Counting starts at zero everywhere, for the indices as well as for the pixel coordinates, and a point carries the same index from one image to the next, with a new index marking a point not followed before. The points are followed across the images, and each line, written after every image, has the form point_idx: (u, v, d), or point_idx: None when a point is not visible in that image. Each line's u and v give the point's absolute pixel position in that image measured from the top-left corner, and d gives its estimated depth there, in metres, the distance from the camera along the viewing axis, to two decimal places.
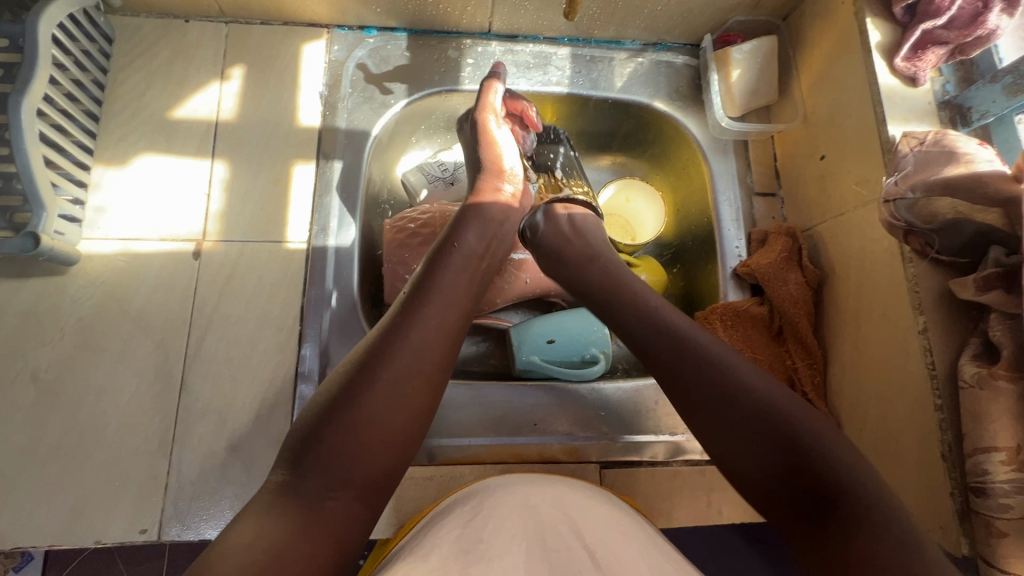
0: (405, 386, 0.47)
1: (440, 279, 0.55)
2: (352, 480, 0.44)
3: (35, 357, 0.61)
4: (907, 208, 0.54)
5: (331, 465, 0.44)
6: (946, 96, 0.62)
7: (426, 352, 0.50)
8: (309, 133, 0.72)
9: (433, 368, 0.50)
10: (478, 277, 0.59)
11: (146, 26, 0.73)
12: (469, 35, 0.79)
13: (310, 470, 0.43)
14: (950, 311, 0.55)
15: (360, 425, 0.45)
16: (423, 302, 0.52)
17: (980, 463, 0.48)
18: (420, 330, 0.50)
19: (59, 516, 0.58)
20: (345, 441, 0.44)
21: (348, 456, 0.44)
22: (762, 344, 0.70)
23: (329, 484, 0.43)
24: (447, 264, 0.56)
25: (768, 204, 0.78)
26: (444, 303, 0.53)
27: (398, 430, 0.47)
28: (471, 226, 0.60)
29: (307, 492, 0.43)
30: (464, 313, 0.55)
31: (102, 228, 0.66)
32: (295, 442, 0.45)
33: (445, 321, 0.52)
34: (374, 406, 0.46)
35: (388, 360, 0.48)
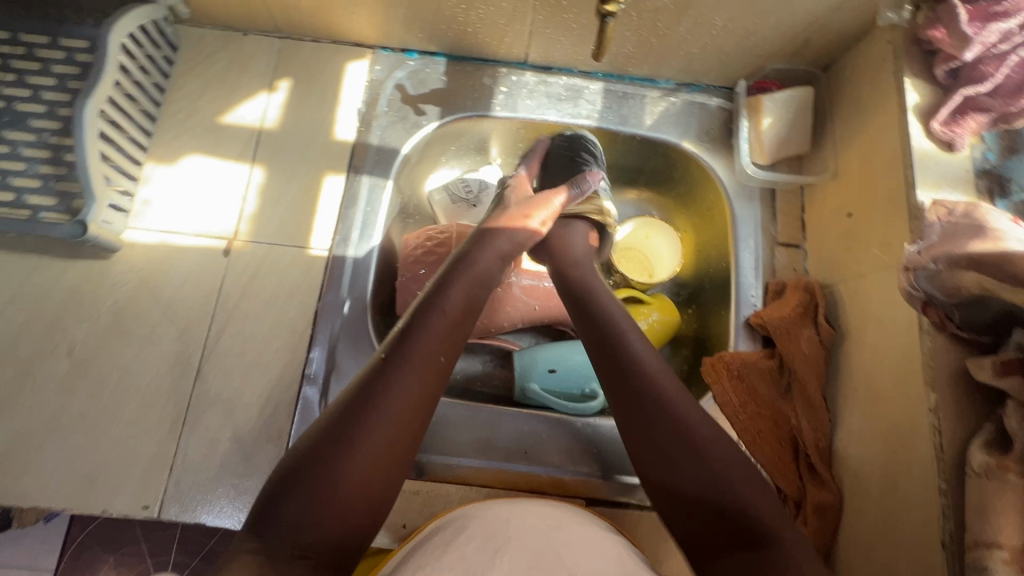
0: (378, 454, 0.47)
1: (425, 337, 0.53)
2: (319, 549, 0.43)
3: (72, 332, 0.67)
4: (928, 278, 0.52)
5: (297, 534, 0.43)
6: (985, 164, 0.59)
7: (403, 413, 0.49)
8: (343, 146, 0.76)
9: (408, 430, 0.49)
10: (465, 333, 0.56)
11: (208, 37, 0.79)
12: (505, 64, 0.81)
13: (282, 542, 0.43)
14: (966, 393, 0.52)
15: (331, 494, 0.44)
16: (402, 356, 0.51)
17: (980, 559, 0.45)
18: (400, 391, 0.49)
19: (74, 483, 0.62)
20: (315, 509, 0.44)
21: (314, 524, 0.44)
22: (767, 400, 0.68)
23: (298, 549, 0.43)
24: (431, 319, 0.54)
25: (790, 255, 0.76)
26: (425, 366, 0.51)
27: (369, 495, 0.46)
28: (459, 280, 0.59)
29: (280, 561, 0.42)
30: (445, 373, 0.53)
31: (145, 220, 0.71)
32: (265, 501, 0.45)
33: (424, 384, 0.51)
34: (347, 475, 0.45)
35: (362, 423, 0.47)
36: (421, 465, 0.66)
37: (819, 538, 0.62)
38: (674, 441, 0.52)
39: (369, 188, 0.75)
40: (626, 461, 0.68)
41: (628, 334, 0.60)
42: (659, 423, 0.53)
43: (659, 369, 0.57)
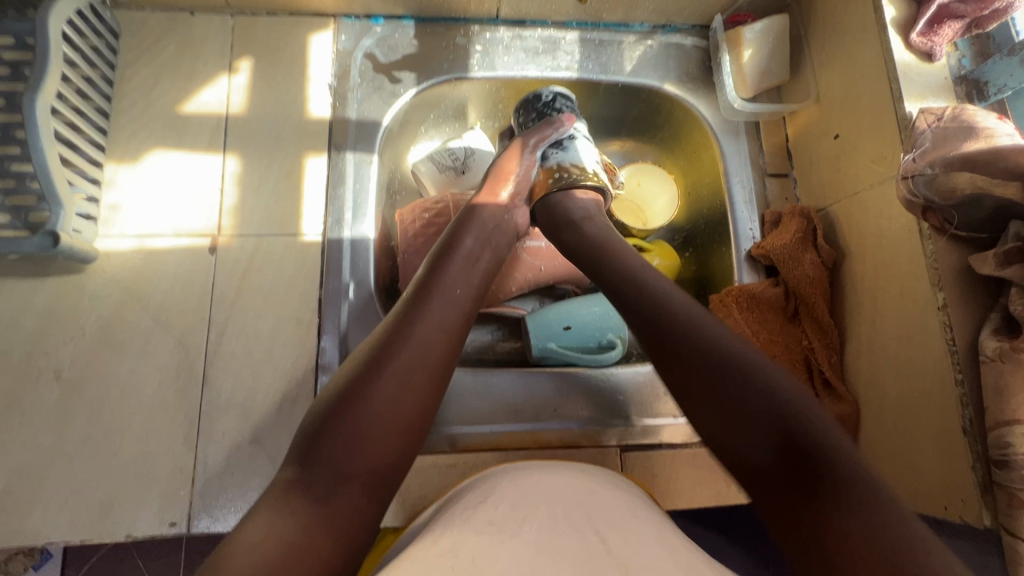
0: (411, 381, 0.49)
1: (445, 276, 0.56)
2: (358, 474, 0.45)
3: (58, 355, 0.62)
4: (926, 183, 0.54)
5: (336, 460, 0.45)
6: (962, 70, 0.61)
7: (430, 345, 0.51)
8: (320, 124, 0.72)
9: (436, 360, 0.51)
10: (481, 273, 0.59)
11: (152, 20, 0.72)
12: (477, 22, 0.78)
13: (321, 467, 0.45)
14: (969, 288, 0.55)
15: (365, 420, 0.47)
16: (424, 298, 0.54)
17: (1003, 437, 0.49)
18: (427, 326, 0.52)
19: (90, 511, 0.59)
20: (351, 434, 0.46)
21: (353, 450, 0.46)
22: (778, 326, 0.70)
23: (335, 479, 0.45)
24: (449, 265, 0.57)
25: (781, 185, 0.78)
26: (448, 303, 0.54)
27: (404, 422, 0.48)
28: (471, 227, 0.61)
29: (319, 485, 0.44)
30: (467, 311, 0.56)
31: (117, 226, 0.66)
32: (305, 438, 0.47)
33: (448, 319, 0.53)
34: (382, 401, 0.47)
35: (393, 356, 0.49)
36: (453, 437, 0.66)
37: None
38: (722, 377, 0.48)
39: (355, 165, 0.72)
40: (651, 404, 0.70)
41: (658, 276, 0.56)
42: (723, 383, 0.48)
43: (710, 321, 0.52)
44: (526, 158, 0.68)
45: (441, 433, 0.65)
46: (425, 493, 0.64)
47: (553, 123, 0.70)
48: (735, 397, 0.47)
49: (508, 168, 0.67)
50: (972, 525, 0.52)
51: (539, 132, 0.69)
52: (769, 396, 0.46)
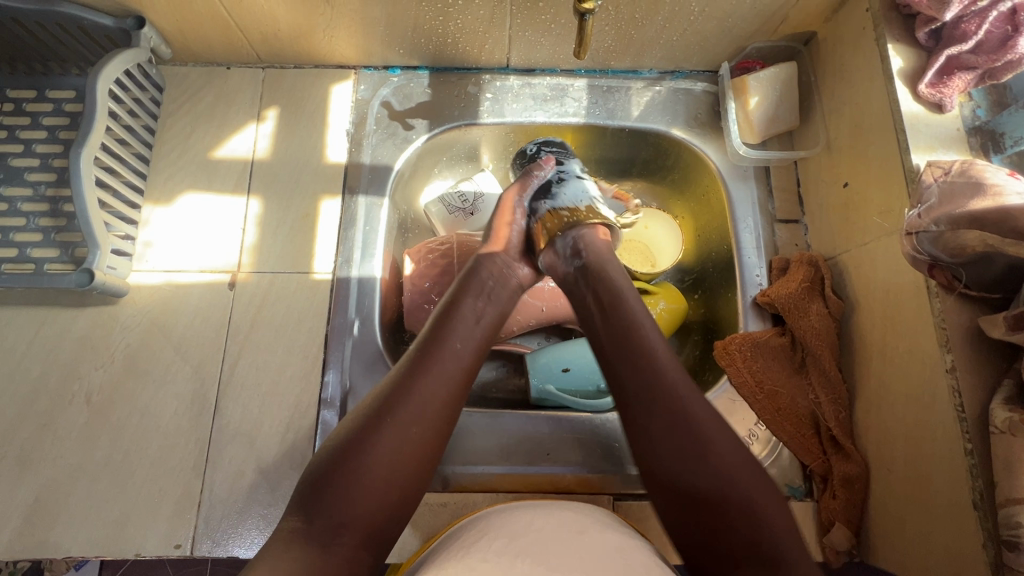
0: (413, 435, 0.50)
1: (452, 329, 0.56)
2: (355, 525, 0.46)
3: (89, 380, 0.67)
4: (931, 241, 0.52)
5: (335, 510, 0.46)
6: (976, 121, 0.59)
7: (433, 400, 0.52)
8: (336, 169, 0.77)
9: (437, 415, 0.52)
10: (488, 327, 0.59)
11: (192, 74, 0.80)
12: (488, 71, 0.82)
13: (321, 517, 0.45)
14: (981, 350, 0.52)
15: (365, 472, 0.47)
16: (429, 350, 0.54)
17: (1013, 516, 0.45)
18: (429, 381, 0.52)
19: (105, 529, 0.63)
20: (351, 487, 0.47)
21: (353, 501, 0.46)
22: (783, 377, 0.68)
23: (334, 531, 0.45)
24: (455, 317, 0.58)
25: (791, 231, 0.76)
26: (452, 356, 0.55)
27: (402, 476, 0.49)
28: (476, 280, 0.61)
29: (318, 535, 0.45)
30: (473, 363, 0.56)
31: (149, 262, 0.72)
32: (307, 487, 0.48)
33: (451, 373, 0.54)
34: (383, 456, 0.48)
35: (396, 410, 0.50)
36: (445, 476, 0.66)
37: (849, 510, 0.62)
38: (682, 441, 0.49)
39: (366, 207, 0.75)
40: None
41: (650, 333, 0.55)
42: (684, 459, 0.48)
43: (688, 391, 0.51)
44: (516, 212, 0.69)
45: (434, 472, 0.66)
46: (415, 532, 0.65)
47: (529, 172, 0.72)
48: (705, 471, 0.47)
49: (502, 226, 0.68)
50: None
51: (523, 183, 0.71)
52: (717, 473, 0.47)
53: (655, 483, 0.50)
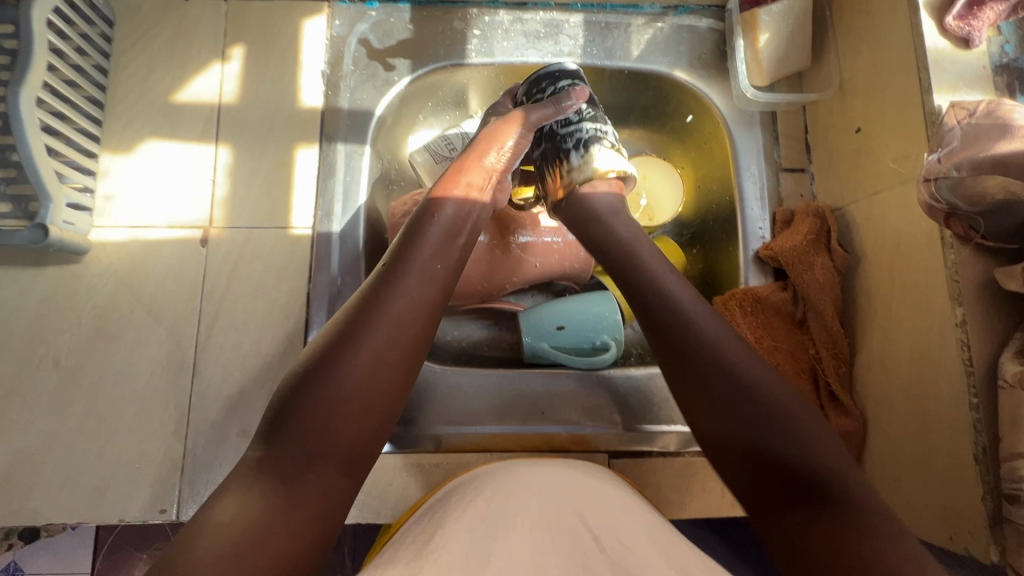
0: (389, 357, 0.46)
1: (426, 246, 0.51)
2: (329, 452, 0.43)
3: (56, 344, 0.63)
4: (950, 187, 0.49)
5: (306, 435, 0.42)
6: (1003, 58, 0.54)
7: (406, 319, 0.47)
8: (311, 114, 0.71)
9: (411, 337, 0.47)
10: (462, 249, 0.54)
11: (146, 6, 0.72)
12: (476, 5, 0.75)
13: (288, 447, 0.42)
14: (993, 303, 0.50)
15: (335, 397, 0.43)
16: (401, 269, 0.49)
17: (1017, 470, 0.44)
18: (400, 300, 0.47)
19: (85, 495, 0.61)
20: (322, 411, 0.43)
21: (325, 425, 0.43)
22: (784, 332, 0.66)
23: (307, 457, 0.42)
24: (427, 235, 0.52)
25: (797, 180, 0.73)
26: (427, 277, 0.49)
27: (372, 401, 0.44)
28: (450, 196, 0.55)
29: (284, 466, 0.41)
30: (447, 284, 0.51)
31: (112, 217, 0.67)
32: (271, 414, 0.44)
33: (425, 292, 0.49)
34: (351, 379, 0.44)
35: (363, 332, 0.45)
36: (438, 437, 0.65)
37: None
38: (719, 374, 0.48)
39: (346, 156, 0.70)
40: (643, 411, 0.68)
41: (669, 278, 0.54)
42: (741, 436, 0.46)
43: (703, 314, 0.51)
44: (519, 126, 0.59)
45: (427, 433, 0.65)
46: (407, 493, 0.64)
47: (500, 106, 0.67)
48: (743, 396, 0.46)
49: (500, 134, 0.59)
50: (978, 559, 0.49)
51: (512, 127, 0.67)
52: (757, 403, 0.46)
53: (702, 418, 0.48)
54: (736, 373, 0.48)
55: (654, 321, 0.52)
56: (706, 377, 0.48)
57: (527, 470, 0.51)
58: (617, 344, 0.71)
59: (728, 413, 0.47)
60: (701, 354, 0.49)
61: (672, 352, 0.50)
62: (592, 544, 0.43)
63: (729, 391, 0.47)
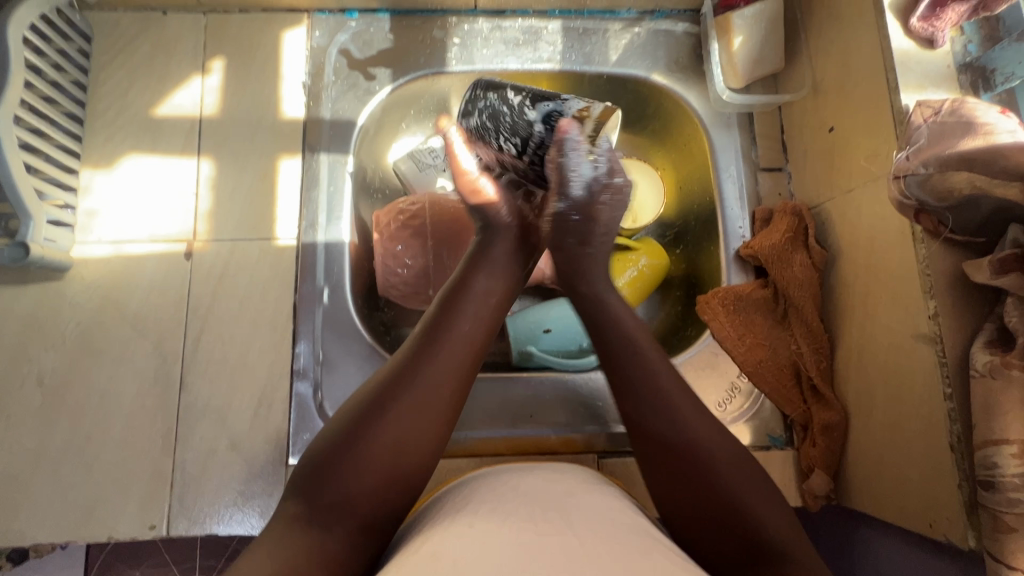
0: (419, 422, 0.47)
1: (463, 308, 0.52)
2: (357, 512, 0.44)
3: (40, 362, 0.63)
4: (919, 183, 0.51)
5: (337, 493, 0.44)
6: (967, 57, 0.56)
7: (441, 387, 0.48)
8: (293, 125, 0.71)
9: (445, 406, 0.48)
10: (495, 309, 0.55)
11: (124, 21, 0.72)
12: (455, 13, 0.76)
13: (320, 498, 0.44)
14: (963, 294, 0.51)
15: (367, 460, 0.45)
16: (437, 335, 0.50)
17: (990, 457, 0.46)
18: (435, 367, 0.49)
19: (73, 514, 0.60)
20: (354, 472, 0.44)
21: (354, 486, 0.44)
22: (765, 329, 0.67)
23: (336, 517, 0.43)
24: (459, 300, 0.53)
25: (775, 179, 0.74)
26: (459, 341, 0.51)
27: (403, 466, 0.46)
28: (478, 259, 0.57)
29: (318, 519, 0.43)
30: (481, 347, 0.52)
31: (94, 232, 0.66)
32: (307, 469, 0.46)
33: (460, 357, 0.50)
34: (386, 442, 0.45)
35: (399, 399, 0.47)
36: None
37: (828, 456, 0.62)
38: (665, 415, 0.50)
39: (329, 166, 0.70)
40: None
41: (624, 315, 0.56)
42: (692, 482, 0.47)
43: (655, 351, 0.54)
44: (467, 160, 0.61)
45: None
46: None
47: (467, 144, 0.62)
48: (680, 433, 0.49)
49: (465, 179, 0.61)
50: (957, 545, 0.50)
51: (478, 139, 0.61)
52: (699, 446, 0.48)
53: (655, 454, 0.49)
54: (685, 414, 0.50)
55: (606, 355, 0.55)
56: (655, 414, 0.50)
57: (516, 477, 0.52)
58: None
59: (684, 455, 0.48)
60: (647, 396, 0.51)
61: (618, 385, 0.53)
62: (580, 548, 0.41)
63: (673, 443, 0.49)
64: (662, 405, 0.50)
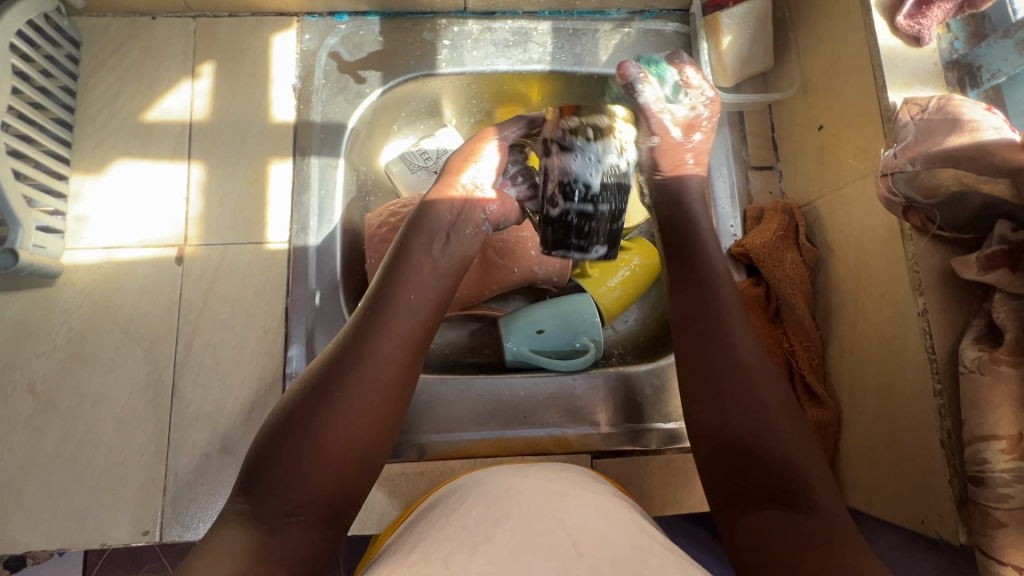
0: (367, 404, 0.47)
1: (405, 284, 0.53)
2: (306, 501, 0.44)
3: (30, 369, 0.63)
4: (907, 181, 0.51)
5: (284, 480, 0.44)
6: (954, 54, 0.56)
7: (386, 364, 0.49)
8: (284, 128, 0.71)
9: (391, 382, 0.49)
10: (440, 281, 0.55)
11: (113, 27, 0.72)
12: (444, 15, 0.76)
13: (269, 492, 0.43)
14: (952, 291, 0.51)
15: (316, 444, 0.45)
16: (381, 313, 0.51)
17: (979, 452, 0.46)
18: (378, 344, 0.49)
19: (66, 521, 0.60)
20: (302, 458, 0.44)
21: (302, 472, 0.44)
22: (758, 327, 0.67)
23: (285, 504, 0.43)
24: (403, 277, 0.53)
25: (765, 178, 0.74)
26: (403, 318, 0.51)
27: (357, 450, 0.46)
28: (420, 233, 0.56)
29: (266, 513, 0.42)
30: (427, 321, 0.53)
31: (84, 239, 0.66)
32: (253, 464, 0.45)
33: (404, 334, 0.50)
34: (329, 423, 0.45)
35: (337, 381, 0.47)
36: (421, 445, 0.66)
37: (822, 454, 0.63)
38: (725, 368, 0.51)
39: (320, 169, 0.70)
40: (624, 411, 0.69)
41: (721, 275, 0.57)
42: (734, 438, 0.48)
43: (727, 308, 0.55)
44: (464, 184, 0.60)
45: (410, 441, 0.66)
46: (393, 503, 0.64)
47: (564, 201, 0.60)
48: (736, 387, 0.50)
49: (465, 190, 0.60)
50: (949, 541, 0.50)
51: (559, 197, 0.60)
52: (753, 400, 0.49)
53: (708, 409, 0.51)
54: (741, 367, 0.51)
55: (687, 314, 0.56)
56: (717, 365, 0.52)
57: (508, 478, 0.52)
58: (597, 346, 0.71)
59: (740, 414, 0.49)
60: (717, 349, 0.52)
61: (687, 337, 0.54)
62: (571, 548, 0.41)
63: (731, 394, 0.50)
64: (726, 356, 0.52)
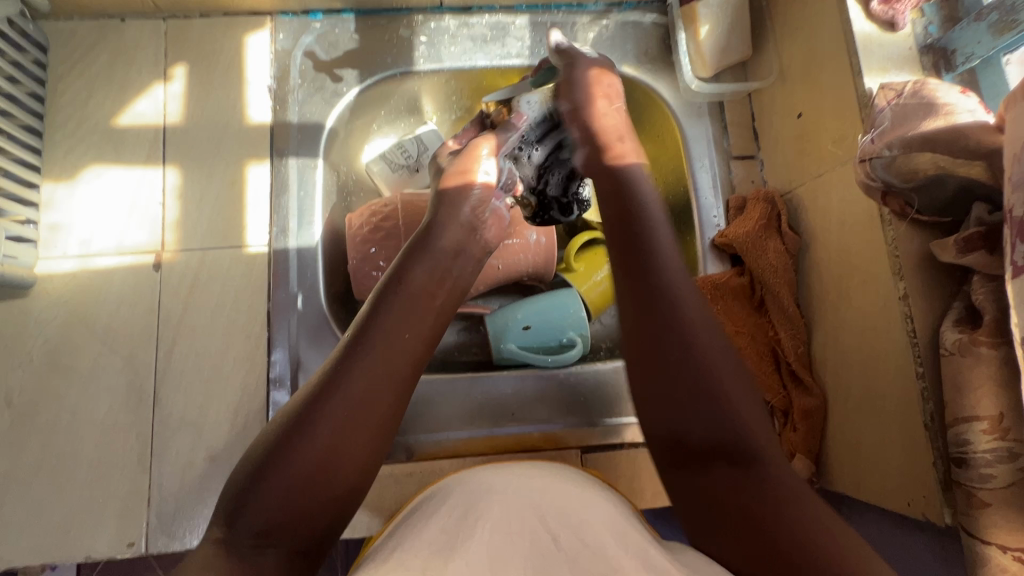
0: (352, 439, 0.46)
1: (395, 315, 0.51)
2: (282, 535, 0.43)
3: (6, 383, 0.62)
4: (884, 166, 0.50)
5: (262, 514, 0.43)
6: (929, 38, 0.56)
7: (376, 400, 0.48)
8: (260, 130, 0.70)
9: (379, 416, 0.48)
10: (433, 315, 0.54)
11: (81, 30, 0.70)
12: (420, 11, 0.75)
13: (247, 523, 0.43)
14: (932, 274, 0.52)
15: (295, 478, 0.44)
16: (366, 346, 0.49)
17: (962, 434, 0.46)
18: (361, 379, 0.47)
19: (48, 535, 0.59)
20: (278, 492, 0.43)
21: (282, 506, 0.43)
22: (744, 317, 0.67)
23: (261, 539, 0.42)
24: (392, 306, 0.52)
25: (747, 167, 0.74)
26: (394, 350, 0.50)
27: (340, 485, 0.45)
28: (419, 262, 0.56)
29: (240, 546, 0.42)
30: (419, 356, 0.51)
31: (58, 247, 0.65)
32: (234, 490, 0.44)
33: (396, 368, 0.49)
34: (312, 457, 0.44)
35: (321, 412, 0.46)
36: (409, 446, 0.65)
37: (809, 441, 0.63)
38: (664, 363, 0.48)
39: (299, 171, 0.69)
40: (611, 404, 0.69)
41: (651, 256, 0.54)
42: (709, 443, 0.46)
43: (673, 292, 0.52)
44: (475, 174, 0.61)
45: (398, 443, 0.65)
46: (381, 505, 0.63)
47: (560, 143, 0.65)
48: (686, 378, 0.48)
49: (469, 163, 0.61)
50: (935, 522, 0.51)
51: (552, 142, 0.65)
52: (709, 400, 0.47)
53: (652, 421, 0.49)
54: (689, 348, 0.48)
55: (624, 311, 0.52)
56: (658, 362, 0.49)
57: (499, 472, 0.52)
58: (583, 340, 0.71)
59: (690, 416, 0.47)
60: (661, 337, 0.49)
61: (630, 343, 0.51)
62: None
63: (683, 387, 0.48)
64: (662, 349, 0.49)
